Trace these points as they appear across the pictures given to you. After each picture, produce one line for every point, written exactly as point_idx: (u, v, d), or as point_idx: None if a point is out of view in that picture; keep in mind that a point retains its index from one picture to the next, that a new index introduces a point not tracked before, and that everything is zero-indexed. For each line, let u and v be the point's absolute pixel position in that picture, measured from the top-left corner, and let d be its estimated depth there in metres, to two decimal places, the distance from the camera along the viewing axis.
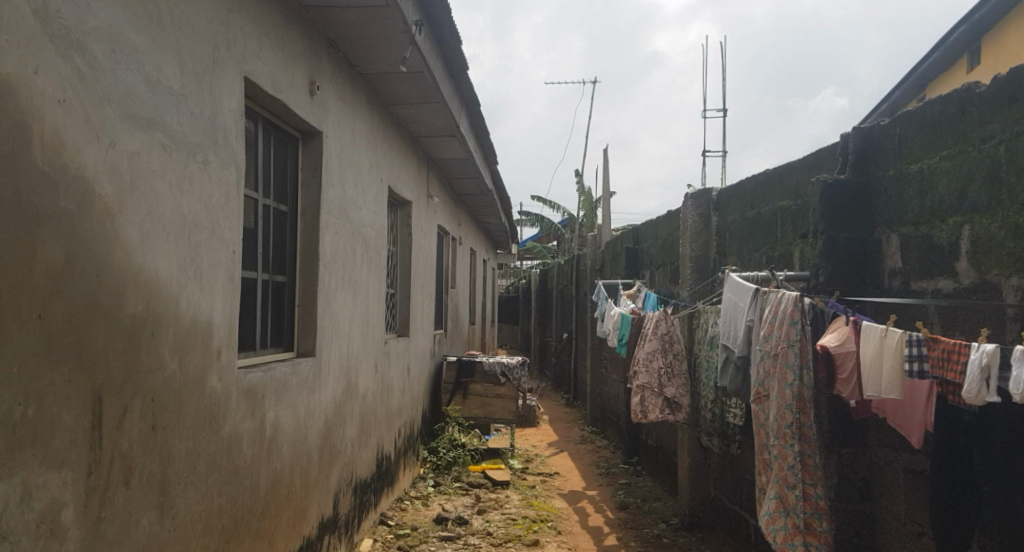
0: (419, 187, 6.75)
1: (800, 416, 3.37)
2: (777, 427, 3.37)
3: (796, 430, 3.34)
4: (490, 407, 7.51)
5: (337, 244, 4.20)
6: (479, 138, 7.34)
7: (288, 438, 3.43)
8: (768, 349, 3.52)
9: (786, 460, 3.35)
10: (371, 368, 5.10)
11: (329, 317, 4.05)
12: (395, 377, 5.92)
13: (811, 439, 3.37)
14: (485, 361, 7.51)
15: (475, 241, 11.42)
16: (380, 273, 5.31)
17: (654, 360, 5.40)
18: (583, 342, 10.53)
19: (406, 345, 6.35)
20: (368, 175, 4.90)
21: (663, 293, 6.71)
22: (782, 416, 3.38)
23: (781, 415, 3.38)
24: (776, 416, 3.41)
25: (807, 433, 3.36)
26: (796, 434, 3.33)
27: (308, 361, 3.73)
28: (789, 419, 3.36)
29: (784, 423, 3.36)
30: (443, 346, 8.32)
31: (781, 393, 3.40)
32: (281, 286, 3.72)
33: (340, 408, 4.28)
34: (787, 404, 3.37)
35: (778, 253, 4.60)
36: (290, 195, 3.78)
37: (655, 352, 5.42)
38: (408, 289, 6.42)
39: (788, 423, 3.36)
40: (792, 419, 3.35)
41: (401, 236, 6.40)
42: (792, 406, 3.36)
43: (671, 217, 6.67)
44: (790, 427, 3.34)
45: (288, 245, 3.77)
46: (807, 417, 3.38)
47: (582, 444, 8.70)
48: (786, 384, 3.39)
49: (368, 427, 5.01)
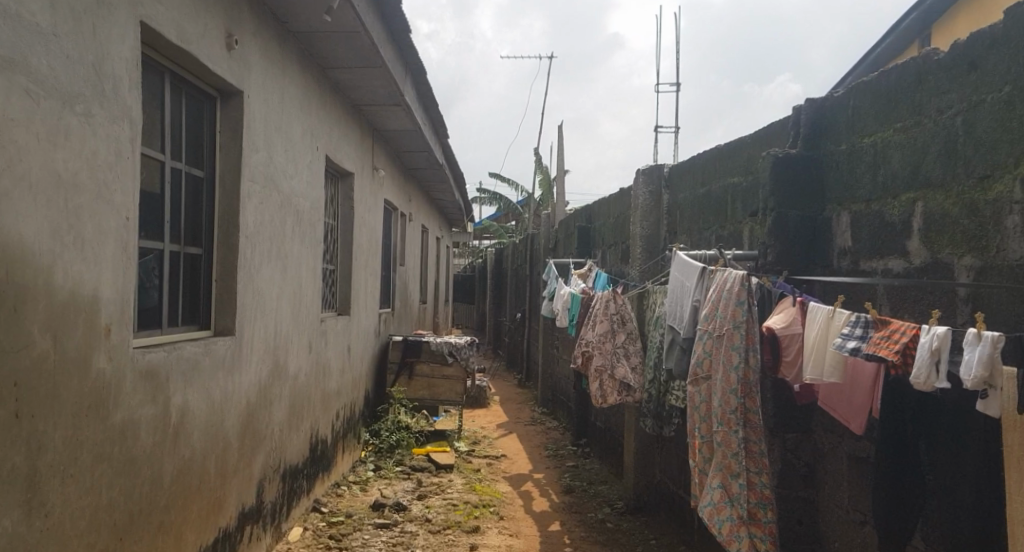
0: (362, 158, 6.43)
1: (745, 402, 3.26)
2: (721, 413, 3.24)
3: (741, 416, 3.22)
4: (438, 389, 7.27)
5: (262, 214, 3.90)
6: (427, 109, 7.04)
7: (200, 423, 3.15)
8: (712, 330, 3.39)
9: (730, 447, 3.22)
10: (304, 348, 4.82)
11: (251, 293, 3.76)
12: (334, 357, 5.65)
13: (756, 426, 3.26)
14: (432, 341, 7.28)
15: (427, 217, 11.11)
16: (316, 248, 5.01)
17: (606, 342, 5.26)
18: (535, 322, 10.38)
19: (347, 324, 6.07)
20: (300, 142, 4.58)
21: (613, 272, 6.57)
22: (726, 401, 3.24)
23: (725, 399, 3.25)
24: (721, 400, 3.27)
25: (753, 420, 3.27)
26: (740, 420, 3.21)
27: (225, 340, 3.44)
28: (734, 404, 3.23)
29: (729, 409, 3.23)
30: (390, 324, 8.04)
31: (726, 376, 3.25)
32: (195, 258, 3.42)
33: (265, 391, 4.01)
34: (732, 388, 3.24)
35: (728, 231, 4.48)
36: (207, 159, 3.46)
37: (609, 331, 5.27)
38: (350, 265, 6.13)
39: (732, 409, 3.23)
40: (737, 404, 3.22)
41: (342, 210, 6.09)
42: (737, 391, 3.23)
43: (622, 195, 6.54)
44: (735, 413, 3.22)
45: (203, 213, 3.45)
46: (752, 402, 3.27)
47: (531, 425, 8.57)
48: (731, 367, 3.25)
49: (301, 410, 4.75)
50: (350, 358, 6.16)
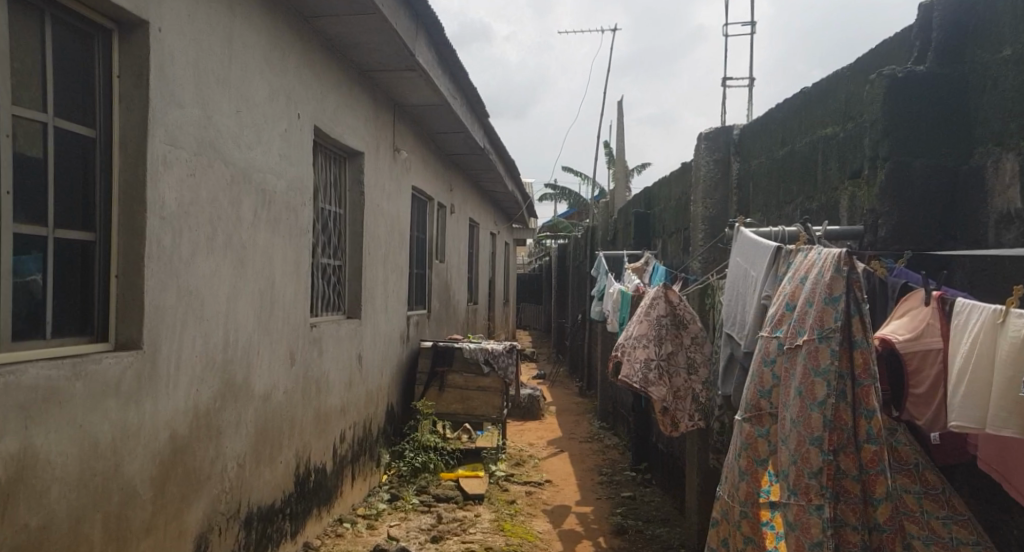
0: (378, 136, 5.53)
1: (836, 460, 2.20)
2: (798, 477, 2.20)
3: (830, 485, 2.16)
4: (472, 402, 6.23)
5: (194, 191, 3.04)
6: (456, 82, 6.05)
7: (70, 472, 2.28)
8: (785, 342, 2.39)
9: (809, 533, 2.17)
10: (282, 362, 3.92)
11: (175, 293, 2.91)
12: (336, 370, 4.72)
13: (855, 502, 2.20)
14: (466, 347, 6.28)
15: (479, 210, 10.13)
16: (299, 238, 4.11)
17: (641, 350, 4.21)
18: (596, 325, 9.21)
19: (358, 330, 5.12)
20: (267, 106, 3.69)
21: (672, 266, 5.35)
22: (805, 457, 2.21)
23: (804, 455, 2.21)
24: (796, 455, 2.25)
25: (851, 492, 2.21)
26: (829, 492, 2.16)
27: (123, 355, 2.58)
28: (817, 465, 2.18)
29: (808, 470, 2.19)
30: (426, 329, 7.03)
31: (804, 418, 2.23)
32: (81, 247, 2.57)
33: (206, 416, 3.15)
34: (815, 438, 2.20)
35: (819, 204, 3.30)
36: (98, 112, 2.63)
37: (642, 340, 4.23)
38: (360, 260, 5.19)
39: (813, 471, 2.19)
40: (821, 463, 2.17)
41: (352, 196, 5.19)
42: (822, 442, 2.19)
43: (684, 170, 5.34)
44: (819, 479, 2.17)
45: (93, 185, 2.61)
46: (849, 462, 2.21)
47: (585, 442, 7.36)
48: (813, 403, 2.23)
49: (279, 436, 3.89)
50: (362, 370, 5.22)
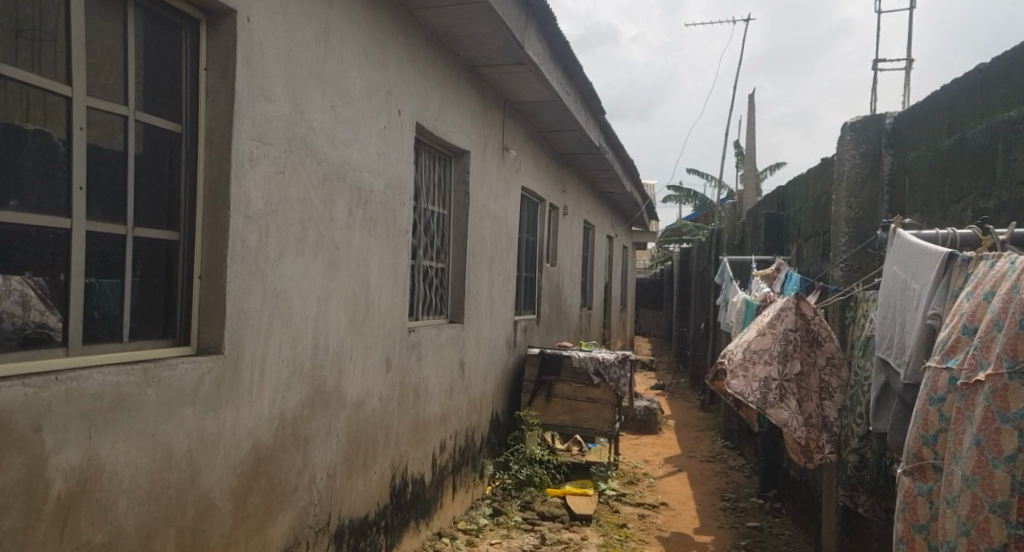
0: (487, 134, 5.29)
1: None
2: None
3: None
4: (581, 414, 5.75)
5: (283, 189, 2.93)
6: (572, 76, 5.70)
7: (140, 485, 2.22)
8: (962, 379, 1.86)
9: None
10: (378, 369, 3.76)
11: (261, 295, 2.81)
12: (437, 378, 4.52)
13: None
14: (574, 356, 5.81)
15: (597, 212, 9.70)
16: (398, 240, 3.95)
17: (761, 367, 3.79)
18: (720, 336, 8.50)
19: (461, 335, 4.90)
20: (366, 102, 3.55)
21: (809, 275, 4.68)
22: (983, 529, 1.75)
23: (982, 525, 1.75)
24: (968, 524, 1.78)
25: None
26: None
27: (202, 360, 2.51)
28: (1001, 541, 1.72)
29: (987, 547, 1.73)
30: (535, 335, 6.72)
31: (984, 480, 1.75)
32: (165, 247, 2.51)
33: (292, 423, 3.03)
34: (998, 506, 1.73)
35: (1000, 201, 2.65)
36: (185, 108, 2.57)
37: (761, 356, 3.82)
38: (464, 262, 4.97)
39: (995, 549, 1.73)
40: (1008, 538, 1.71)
41: (458, 196, 4.99)
42: (1009, 511, 1.72)
43: (823, 167, 4.64)
44: None
45: (179, 184, 2.56)
46: None
47: (707, 463, 6.62)
48: (997, 461, 1.74)
49: (373, 446, 3.73)
50: (466, 378, 5.00)
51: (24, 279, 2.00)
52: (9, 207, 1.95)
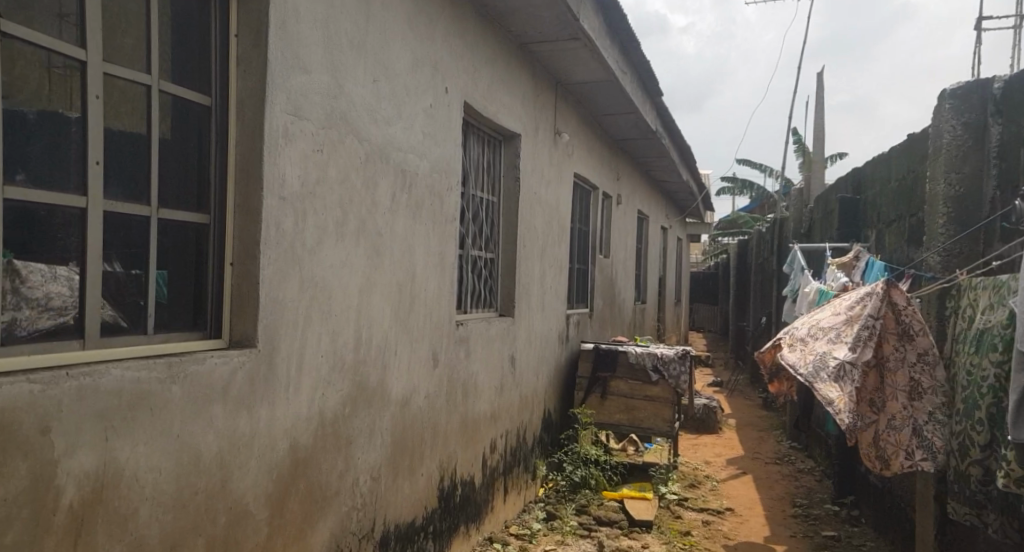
0: (539, 116, 4.99)
1: None
2: None
3: None
4: (638, 413, 5.39)
5: (321, 169, 2.70)
6: (627, 54, 5.34)
7: (164, 492, 2.02)
8: None
9: None
10: (424, 365, 3.52)
11: (298, 283, 2.59)
12: (487, 374, 4.26)
13: None
14: (631, 351, 5.43)
15: (652, 202, 9.28)
16: (444, 227, 3.69)
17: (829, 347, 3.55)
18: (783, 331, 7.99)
19: (511, 329, 4.62)
20: (410, 78, 3.30)
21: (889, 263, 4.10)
22: None
23: None
24: None
25: None
26: None
27: (233, 355, 2.29)
28: None
29: None
30: (588, 330, 6.39)
31: None
32: (193, 230, 2.31)
33: (332, 422, 2.81)
34: None
35: None
36: (214, 79, 2.36)
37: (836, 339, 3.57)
38: (514, 252, 4.69)
39: None
40: None
41: (508, 182, 4.70)
42: None
43: (908, 145, 4.03)
44: None
45: (208, 162, 2.36)
46: None
47: (774, 465, 6.12)
48: None
49: (419, 447, 3.49)
50: (517, 374, 4.72)
51: (71, 271, 1.94)
52: (14, 184, 1.77)
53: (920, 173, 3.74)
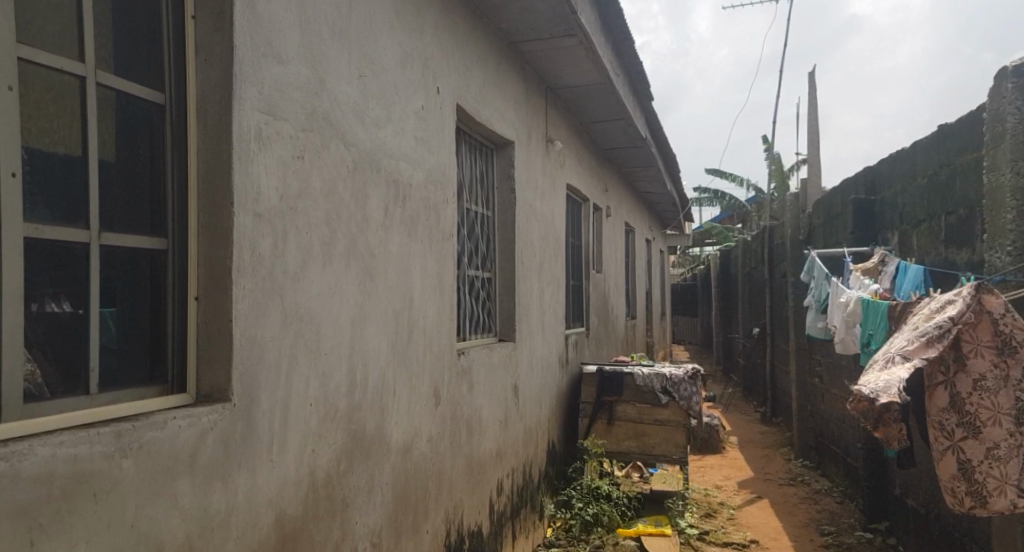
0: (530, 123, 4.59)
1: None
2: None
3: None
4: (648, 439, 4.97)
5: (302, 179, 2.25)
6: (620, 55, 4.99)
7: None
8: None
9: None
10: (425, 405, 3.06)
11: (280, 318, 2.12)
12: (490, 409, 3.81)
13: None
14: (637, 372, 5.02)
15: (636, 214, 8.95)
16: (441, 246, 3.26)
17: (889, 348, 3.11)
18: (780, 343, 7.68)
19: (513, 356, 4.19)
20: (399, 74, 2.87)
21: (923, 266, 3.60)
22: None
23: None
24: None
25: None
26: None
27: (202, 413, 1.81)
28: None
29: None
30: (586, 350, 5.98)
31: None
32: (145, 258, 1.84)
33: (324, 484, 2.33)
34: None
35: None
36: (168, 71, 1.91)
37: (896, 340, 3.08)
38: (512, 272, 4.27)
39: None
40: None
41: (501, 194, 4.29)
42: None
43: (934, 137, 3.60)
44: None
45: (163, 173, 1.90)
46: None
47: (789, 486, 5.70)
48: None
49: (422, 499, 3.02)
50: (520, 405, 4.29)
51: None
52: None
53: (963, 165, 3.28)
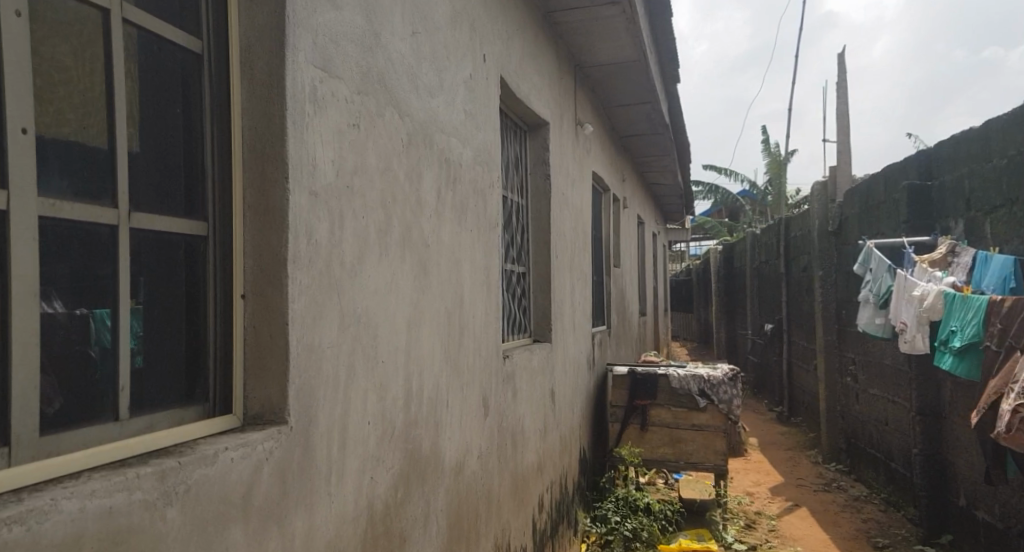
0: (563, 103, 4.23)
1: None
2: None
3: None
4: (685, 446, 4.68)
5: (358, 153, 1.86)
6: (654, 33, 4.65)
7: None
8: None
9: None
10: (476, 417, 2.69)
11: (337, 320, 1.74)
12: (532, 417, 3.46)
13: None
14: (672, 374, 4.71)
15: (645, 208, 8.64)
16: (489, 236, 2.89)
17: (990, 353, 2.64)
18: (799, 340, 7.42)
19: (550, 358, 3.83)
20: (449, 36, 2.49)
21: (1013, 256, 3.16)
22: None
23: None
24: None
25: None
26: None
27: (256, 440, 1.45)
28: None
29: None
30: (609, 350, 5.64)
31: None
32: (180, 247, 1.47)
33: (382, 518, 1.95)
34: None
35: None
36: (205, 12, 1.53)
37: (1002, 344, 2.60)
38: (549, 265, 3.91)
39: None
40: None
41: (536, 181, 3.92)
42: None
43: (1018, 116, 3.27)
44: None
45: (201, 141, 1.52)
46: None
47: (824, 493, 5.48)
48: None
49: (474, 524, 2.65)
50: (556, 411, 3.93)
51: None
52: None
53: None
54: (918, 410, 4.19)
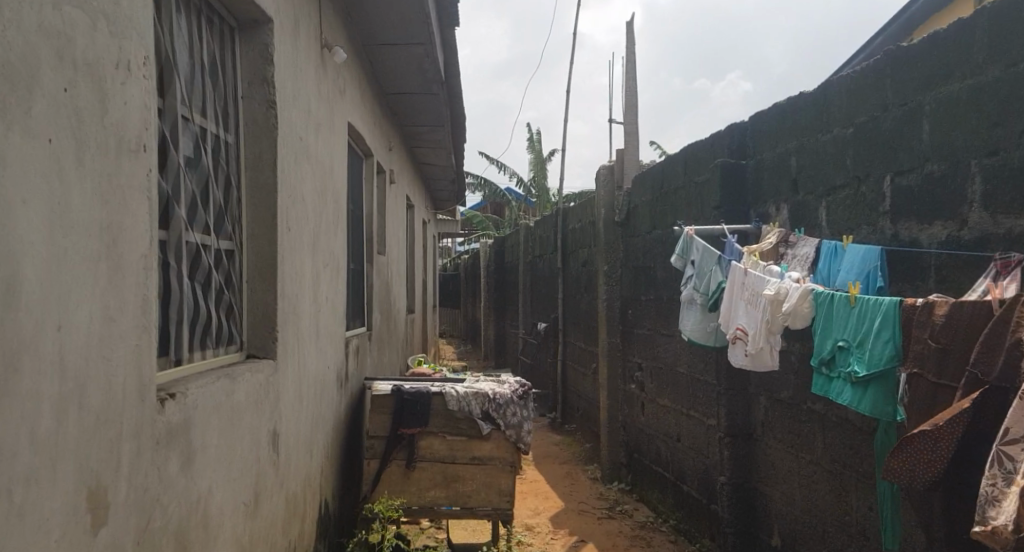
0: (301, 6, 2.89)
1: None
2: None
3: None
4: (461, 486, 3.63)
5: None
6: None
7: None
8: None
9: None
10: (74, 537, 1.28)
11: None
12: (230, 484, 2.10)
13: None
14: (449, 392, 3.62)
15: (415, 191, 7.54)
16: (130, 166, 1.48)
17: (921, 383, 1.97)
18: (576, 340, 6.88)
19: (270, 384, 2.49)
20: None
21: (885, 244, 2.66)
22: None
23: None
24: None
25: None
26: None
27: None
28: None
29: None
30: (366, 359, 4.39)
31: None
32: None
33: None
34: None
35: None
36: None
37: (944, 372, 1.90)
38: (273, 240, 2.55)
39: None
40: None
41: (253, 108, 2.53)
42: None
43: (875, 79, 2.74)
44: None
45: None
46: None
47: (608, 520, 4.81)
48: None
49: None
50: (279, 460, 2.60)
51: None
52: None
53: (927, 105, 2.47)
54: (727, 430, 3.65)
